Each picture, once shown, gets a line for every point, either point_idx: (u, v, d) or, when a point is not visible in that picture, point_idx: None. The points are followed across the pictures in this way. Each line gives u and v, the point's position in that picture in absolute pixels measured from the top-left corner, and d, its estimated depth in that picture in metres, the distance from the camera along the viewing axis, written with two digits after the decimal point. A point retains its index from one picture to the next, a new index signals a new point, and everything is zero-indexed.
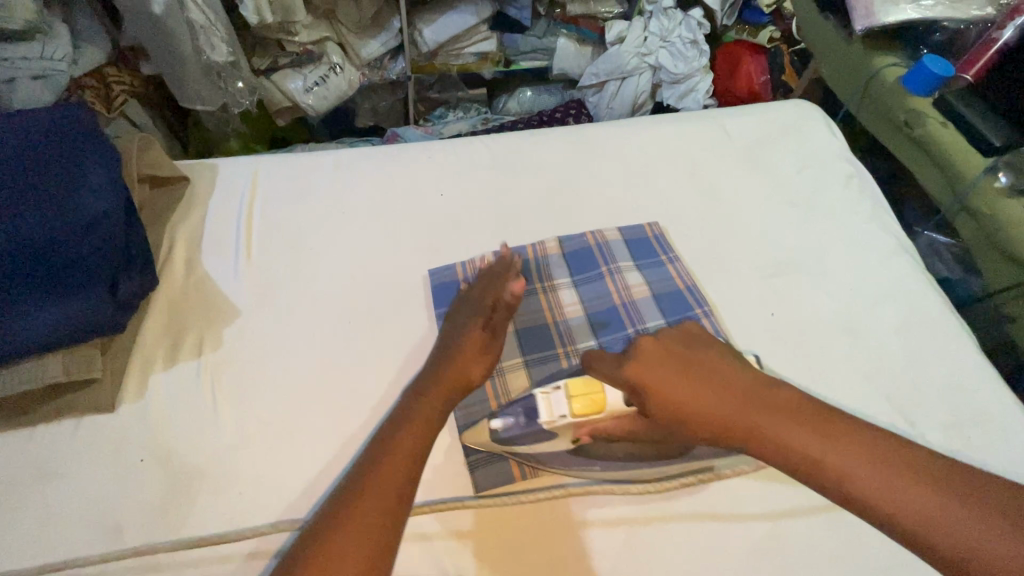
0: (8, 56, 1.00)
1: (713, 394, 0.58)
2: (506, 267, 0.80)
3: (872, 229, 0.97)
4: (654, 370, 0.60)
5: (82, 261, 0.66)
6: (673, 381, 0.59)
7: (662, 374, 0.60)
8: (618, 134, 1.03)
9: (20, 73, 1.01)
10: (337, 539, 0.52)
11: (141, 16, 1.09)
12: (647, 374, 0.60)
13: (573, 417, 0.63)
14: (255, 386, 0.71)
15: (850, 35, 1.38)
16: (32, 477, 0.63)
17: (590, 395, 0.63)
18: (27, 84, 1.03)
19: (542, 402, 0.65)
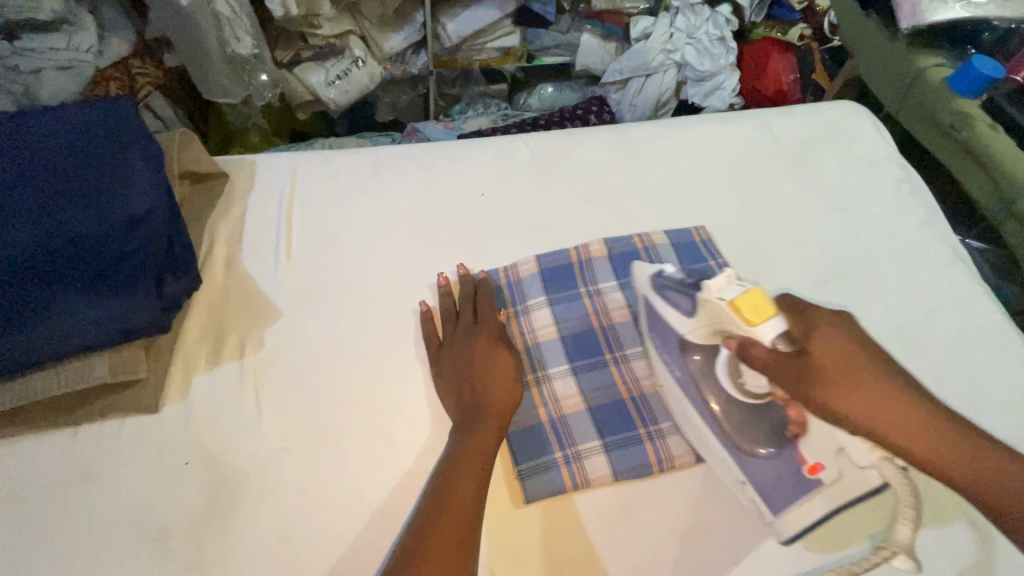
0: (35, 47, 0.98)
1: (919, 420, 0.55)
2: (470, 285, 0.79)
3: (925, 236, 0.94)
4: (854, 379, 0.56)
5: (127, 261, 0.65)
6: (875, 396, 0.55)
7: (866, 389, 0.55)
8: (658, 133, 1.00)
9: (46, 64, 0.99)
10: (423, 563, 0.53)
11: (167, 7, 1.07)
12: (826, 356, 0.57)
13: (724, 306, 0.59)
14: (298, 389, 0.70)
15: (892, 33, 1.34)
16: (76, 479, 0.62)
17: (763, 307, 0.56)
18: (53, 75, 1.00)
19: (721, 278, 0.60)
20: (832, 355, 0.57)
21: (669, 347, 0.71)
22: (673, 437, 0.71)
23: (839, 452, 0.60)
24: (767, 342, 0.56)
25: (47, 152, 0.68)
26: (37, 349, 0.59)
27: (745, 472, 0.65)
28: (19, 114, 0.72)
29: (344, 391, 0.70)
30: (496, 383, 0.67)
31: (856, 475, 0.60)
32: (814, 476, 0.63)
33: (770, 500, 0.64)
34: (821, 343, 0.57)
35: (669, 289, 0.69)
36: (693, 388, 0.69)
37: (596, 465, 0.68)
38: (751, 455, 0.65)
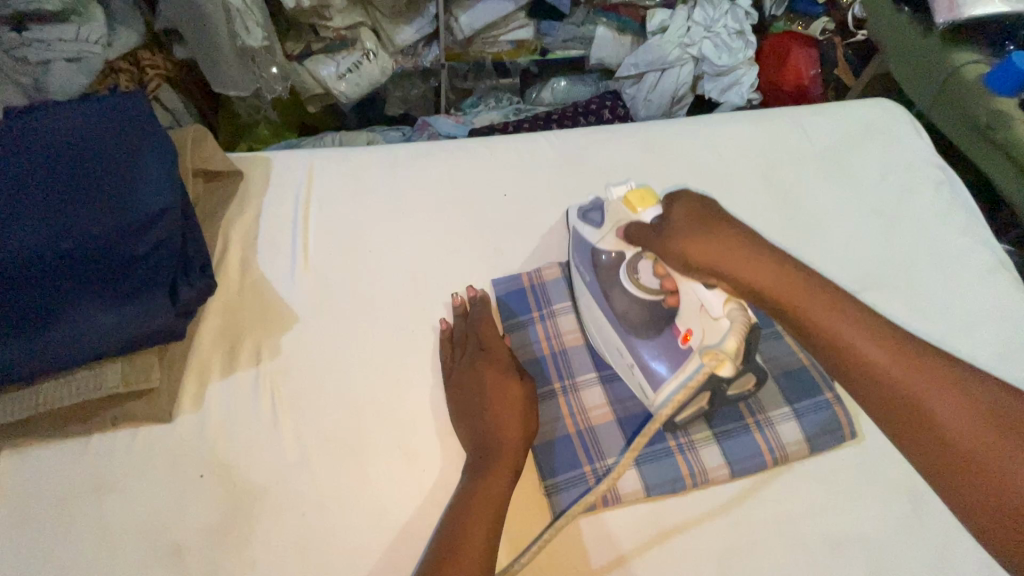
0: (43, 37, 0.95)
1: (766, 261, 0.51)
2: (483, 305, 0.74)
3: (967, 242, 0.90)
4: (710, 226, 0.53)
5: (141, 264, 0.62)
6: (730, 243, 0.52)
7: (720, 236, 0.52)
8: (684, 131, 0.96)
9: (54, 56, 0.96)
10: None
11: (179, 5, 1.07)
12: (688, 208, 0.56)
13: (620, 202, 0.67)
14: (316, 398, 0.67)
15: (926, 28, 1.28)
16: (88, 490, 0.60)
17: (647, 198, 0.64)
18: (61, 67, 0.98)
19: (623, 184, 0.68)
20: (688, 209, 0.56)
21: (583, 260, 0.73)
22: (706, 450, 0.67)
23: (701, 310, 0.57)
24: (648, 221, 0.62)
25: (56, 149, 0.66)
26: (49, 356, 0.57)
27: (632, 354, 0.65)
28: (28, 109, 0.69)
29: (364, 400, 0.67)
30: (509, 420, 0.64)
31: (714, 329, 0.55)
32: (687, 346, 0.60)
33: (652, 380, 0.63)
34: (680, 204, 0.57)
35: (590, 210, 0.74)
36: (598, 288, 0.70)
37: (627, 480, 0.65)
38: (640, 340, 0.64)
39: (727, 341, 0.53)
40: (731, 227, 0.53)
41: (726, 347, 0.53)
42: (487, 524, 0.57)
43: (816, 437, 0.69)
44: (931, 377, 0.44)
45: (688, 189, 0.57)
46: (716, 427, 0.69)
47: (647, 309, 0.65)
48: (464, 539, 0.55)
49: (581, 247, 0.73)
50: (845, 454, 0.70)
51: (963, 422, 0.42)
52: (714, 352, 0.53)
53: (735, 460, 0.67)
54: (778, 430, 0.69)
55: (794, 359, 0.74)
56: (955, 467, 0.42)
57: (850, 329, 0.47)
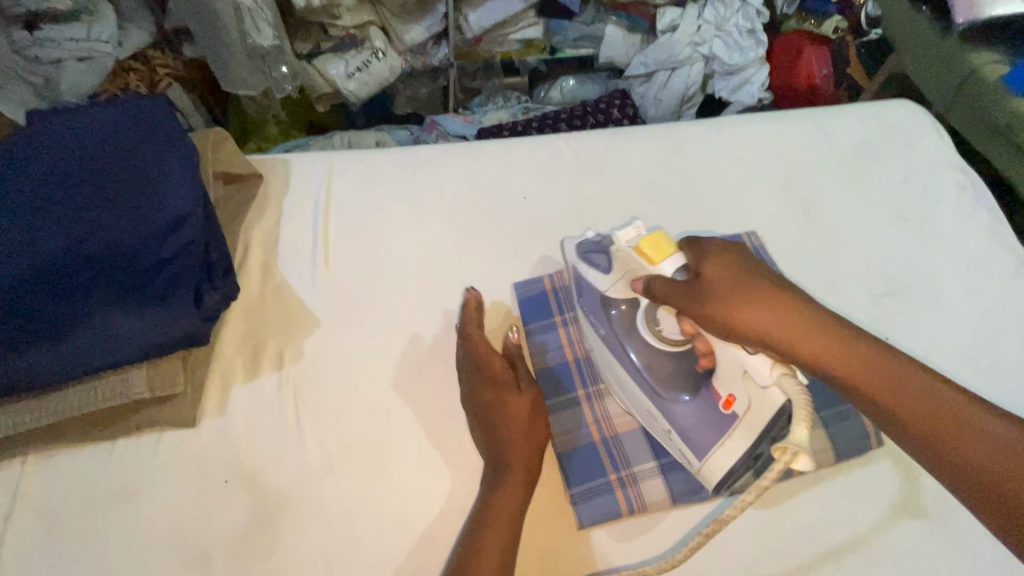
0: (54, 37, 0.95)
1: (800, 325, 0.49)
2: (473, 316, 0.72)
3: (991, 245, 0.89)
4: (749, 292, 0.51)
5: (165, 269, 0.62)
6: (776, 308, 0.50)
7: (764, 301, 0.50)
8: (703, 133, 0.95)
9: (64, 55, 0.96)
10: None
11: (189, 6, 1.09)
12: (719, 274, 0.52)
13: (631, 252, 0.59)
14: (340, 404, 0.67)
15: (944, 28, 1.27)
16: (113, 497, 0.60)
17: (662, 244, 0.56)
18: (72, 67, 0.97)
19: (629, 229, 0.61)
20: (721, 271, 0.53)
21: (593, 309, 0.67)
22: None
23: (746, 378, 0.54)
24: (671, 277, 0.56)
25: (78, 152, 0.65)
26: (75, 359, 0.57)
27: (671, 420, 0.62)
28: (53, 112, 0.69)
29: (387, 407, 0.67)
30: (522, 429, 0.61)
31: (765, 399, 0.53)
32: (729, 412, 0.58)
33: (695, 447, 0.61)
34: (706, 265, 0.53)
35: (593, 251, 0.66)
36: (621, 346, 0.65)
37: (652, 487, 0.65)
38: (672, 401, 0.62)
39: (798, 433, 0.47)
40: (772, 290, 0.51)
41: (796, 438, 0.47)
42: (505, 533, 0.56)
43: (842, 444, 0.68)
44: (981, 429, 0.44)
45: (717, 246, 0.54)
46: None
47: (674, 365, 0.63)
48: (486, 547, 0.55)
49: (587, 291, 0.68)
50: (870, 461, 0.69)
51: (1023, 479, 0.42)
52: (789, 447, 0.47)
53: None
54: (805, 438, 0.68)
55: None
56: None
57: (897, 389, 0.47)
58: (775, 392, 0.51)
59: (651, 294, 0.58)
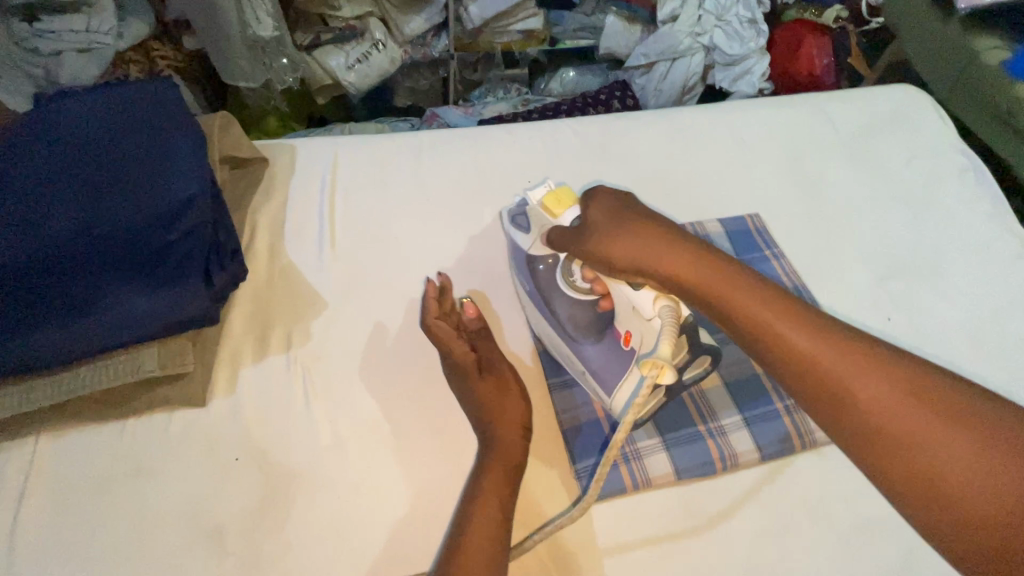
0: (55, 28, 0.95)
1: (709, 274, 0.48)
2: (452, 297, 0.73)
3: (993, 228, 0.90)
4: (623, 227, 0.52)
5: (175, 249, 0.62)
6: (671, 254, 0.49)
7: (637, 234, 0.51)
8: (706, 118, 0.95)
9: (66, 46, 0.96)
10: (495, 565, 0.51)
11: None
12: (609, 215, 0.54)
13: (540, 208, 0.64)
14: (348, 383, 0.67)
15: (947, 14, 1.27)
16: (125, 475, 0.60)
17: (562, 197, 0.62)
18: (74, 58, 0.98)
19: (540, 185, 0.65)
20: (603, 211, 0.54)
21: (521, 265, 0.71)
22: (736, 434, 0.68)
23: (636, 314, 0.58)
24: (567, 224, 0.61)
25: (84, 134, 0.66)
26: (87, 338, 0.58)
27: (581, 360, 0.65)
28: (59, 95, 0.69)
29: (395, 387, 0.68)
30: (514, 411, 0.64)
31: (648, 329, 0.57)
32: (629, 347, 0.61)
33: (604, 381, 0.64)
34: (592, 207, 0.55)
35: (516, 212, 0.70)
36: (540, 296, 0.69)
37: (657, 463, 0.65)
38: (581, 341, 0.65)
39: (662, 349, 0.53)
40: (672, 238, 0.50)
41: (663, 355, 0.53)
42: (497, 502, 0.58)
43: None
44: (898, 392, 0.40)
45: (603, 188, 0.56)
46: (744, 411, 0.69)
47: (583, 309, 0.65)
48: (480, 518, 0.56)
49: (515, 250, 0.72)
50: None
51: (920, 430, 0.38)
52: (655, 362, 0.53)
53: (763, 443, 0.67)
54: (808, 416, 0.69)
55: None
56: (896, 453, 0.39)
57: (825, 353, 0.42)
58: (653, 321, 0.56)
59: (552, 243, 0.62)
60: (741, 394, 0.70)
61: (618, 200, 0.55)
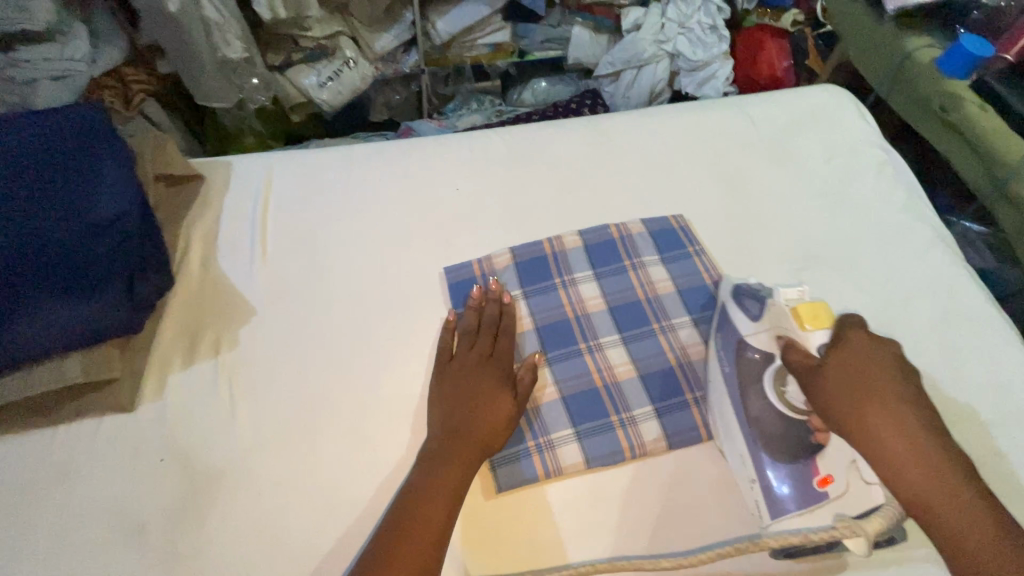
0: (29, 59, 1.03)
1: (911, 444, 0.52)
2: (495, 306, 0.76)
3: (908, 219, 0.93)
4: (863, 397, 0.54)
5: (96, 264, 0.66)
6: (882, 418, 0.53)
7: (858, 389, 0.55)
8: (635, 125, 0.99)
9: (41, 75, 1.05)
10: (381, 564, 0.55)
11: (153, 11, 1.09)
12: (841, 361, 0.57)
13: (787, 310, 0.62)
14: (272, 386, 0.71)
15: (880, 16, 1.31)
16: (53, 477, 0.64)
17: (822, 316, 0.59)
18: (48, 85, 1.06)
19: (794, 290, 0.64)
20: (847, 364, 0.56)
21: (727, 345, 0.70)
22: (645, 424, 0.70)
23: (851, 466, 0.59)
24: (812, 347, 0.59)
25: (17, 156, 0.69)
26: (13, 347, 0.60)
27: (756, 470, 0.63)
28: None
29: (317, 390, 0.71)
30: (492, 412, 0.66)
31: (864, 495, 0.57)
32: (823, 489, 0.59)
33: (773, 506, 0.62)
34: (836, 354, 0.57)
35: (746, 296, 0.70)
36: (738, 389, 0.66)
37: (569, 452, 0.68)
38: (769, 456, 0.63)
39: (870, 521, 0.54)
40: (887, 403, 0.54)
41: (867, 524, 0.54)
42: (444, 498, 0.60)
43: None
44: None
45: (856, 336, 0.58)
46: (656, 401, 0.72)
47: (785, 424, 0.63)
48: (424, 519, 0.58)
49: (730, 329, 0.70)
50: None
51: None
52: (850, 525, 0.55)
53: (672, 431, 0.70)
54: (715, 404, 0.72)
55: None
56: None
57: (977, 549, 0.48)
58: (877, 490, 0.57)
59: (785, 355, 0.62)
60: (654, 386, 0.73)
61: (867, 356, 0.57)
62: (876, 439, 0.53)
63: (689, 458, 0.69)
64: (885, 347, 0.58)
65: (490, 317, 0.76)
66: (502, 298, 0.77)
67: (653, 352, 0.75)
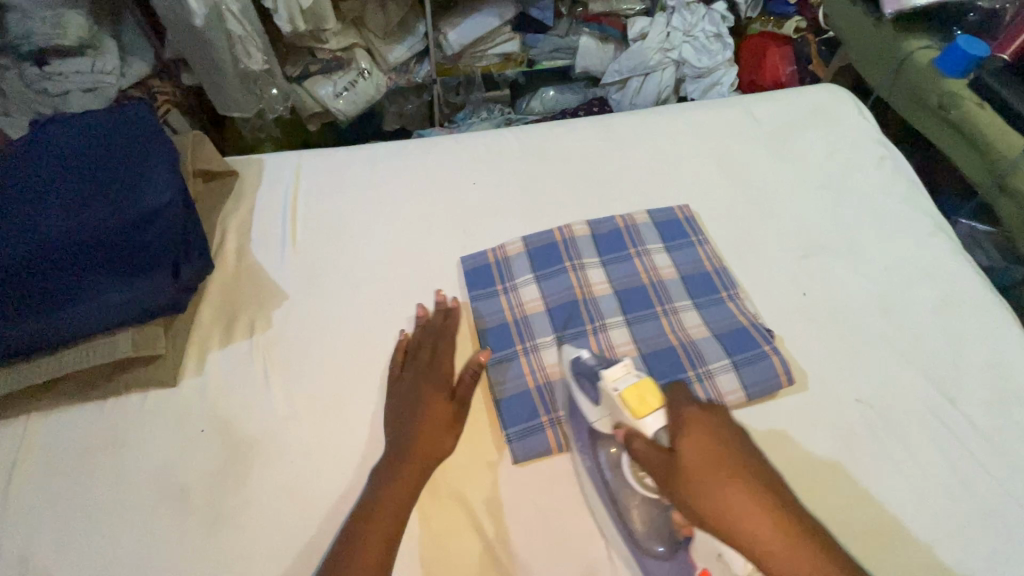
0: (64, 70, 1.11)
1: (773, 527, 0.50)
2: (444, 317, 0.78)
3: (907, 210, 0.96)
4: (722, 482, 0.52)
5: (147, 249, 0.72)
6: (743, 501, 0.52)
7: (716, 474, 0.53)
8: (643, 124, 1.04)
9: (73, 86, 1.12)
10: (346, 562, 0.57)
11: (181, 27, 1.15)
12: (694, 447, 0.54)
13: (615, 398, 0.59)
14: (303, 363, 0.75)
15: (878, 18, 1.35)
16: (103, 444, 0.69)
17: (649, 400, 0.57)
18: (79, 96, 1.13)
19: (617, 367, 0.60)
20: (698, 451, 0.54)
21: (581, 433, 0.68)
22: None
23: (718, 560, 0.55)
24: (649, 434, 0.57)
25: (75, 153, 0.77)
26: (70, 323, 0.66)
27: (641, 569, 0.62)
28: (49, 121, 0.80)
29: (344, 367, 0.75)
30: (434, 429, 0.68)
31: None
32: None
33: None
34: (681, 438, 0.55)
35: (583, 377, 0.68)
36: (599, 473, 0.66)
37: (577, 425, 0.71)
38: (648, 554, 0.62)
39: None
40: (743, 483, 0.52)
41: None
42: (398, 494, 0.63)
43: (753, 383, 0.75)
44: None
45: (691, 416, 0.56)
46: (658, 377, 0.75)
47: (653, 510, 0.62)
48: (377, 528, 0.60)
49: (578, 412, 0.68)
50: (776, 405, 0.76)
51: None
52: None
53: None
54: (717, 381, 0.75)
55: (734, 319, 0.81)
56: None
57: None
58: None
59: (632, 447, 0.58)
60: (656, 364, 0.76)
61: (711, 435, 0.56)
62: (741, 527, 0.51)
63: None
64: (720, 417, 0.58)
65: (438, 327, 0.77)
66: (450, 306, 0.79)
67: (656, 333, 0.79)
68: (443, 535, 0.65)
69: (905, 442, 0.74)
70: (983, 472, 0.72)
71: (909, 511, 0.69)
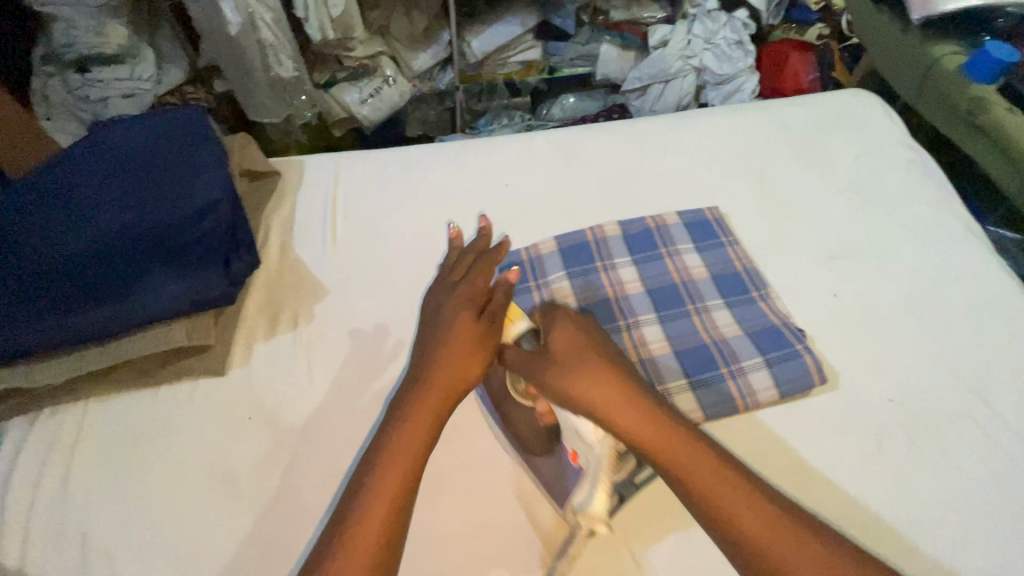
0: (104, 77, 1.17)
1: (629, 400, 0.57)
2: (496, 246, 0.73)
3: (937, 213, 0.97)
4: (588, 365, 0.59)
5: (199, 244, 0.75)
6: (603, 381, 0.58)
7: (582, 359, 0.60)
8: (671, 127, 1.06)
9: (111, 92, 1.18)
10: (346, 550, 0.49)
11: (217, 38, 1.21)
12: (564, 339, 0.62)
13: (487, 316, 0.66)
14: (345, 356, 0.78)
15: (907, 25, 1.35)
16: (155, 430, 0.72)
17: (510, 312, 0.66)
18: (118, 101, 1.20)
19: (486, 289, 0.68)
20: (567, 342, 0.61)
21: None
22: (681, 395, 0.75)
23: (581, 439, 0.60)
24: (519, 338, 0.64)
25: (131, 153, 0.81)
26: (127, 313, 0.70)
27: (535, 474, 0.68)
28: (108, 123, 0.85)
29: (383, 360, 0.78)
30: (464, 364, 0.59)
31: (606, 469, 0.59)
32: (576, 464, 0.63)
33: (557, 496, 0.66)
34: (552, 332, 0.62)
35: None
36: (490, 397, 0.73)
37: None
38: (534, 455, 0.68)
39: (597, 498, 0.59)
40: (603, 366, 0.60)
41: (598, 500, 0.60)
42: (432, 408, 0.56)
43: (785, 382, 0.76)
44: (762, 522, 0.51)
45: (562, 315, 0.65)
46: (690, 375, 0.76)
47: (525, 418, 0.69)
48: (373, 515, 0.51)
49: None
50: (807, 403, 0.77)
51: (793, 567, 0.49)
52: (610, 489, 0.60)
53: (709, 402, 0.74)
54: (749, 378, 0.76)
55: (764, 319, 0.82)
56: None
57: (708, 478, 0.53)
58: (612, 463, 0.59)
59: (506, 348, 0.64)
60: (688, 361, 0.78)
61: (576, 330, 0.63)
62: (603, 404, 0.57)
63: (728, 428, 0.74)
64: (584, 319, 0.66)
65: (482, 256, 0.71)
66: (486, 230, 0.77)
67: (687, 331, 0.81)
68: (480, 524, 0.67)
69: (937, 443, 0.74)
70: (1017, 472, 0.72)
71: (942, 512, 0.69)
